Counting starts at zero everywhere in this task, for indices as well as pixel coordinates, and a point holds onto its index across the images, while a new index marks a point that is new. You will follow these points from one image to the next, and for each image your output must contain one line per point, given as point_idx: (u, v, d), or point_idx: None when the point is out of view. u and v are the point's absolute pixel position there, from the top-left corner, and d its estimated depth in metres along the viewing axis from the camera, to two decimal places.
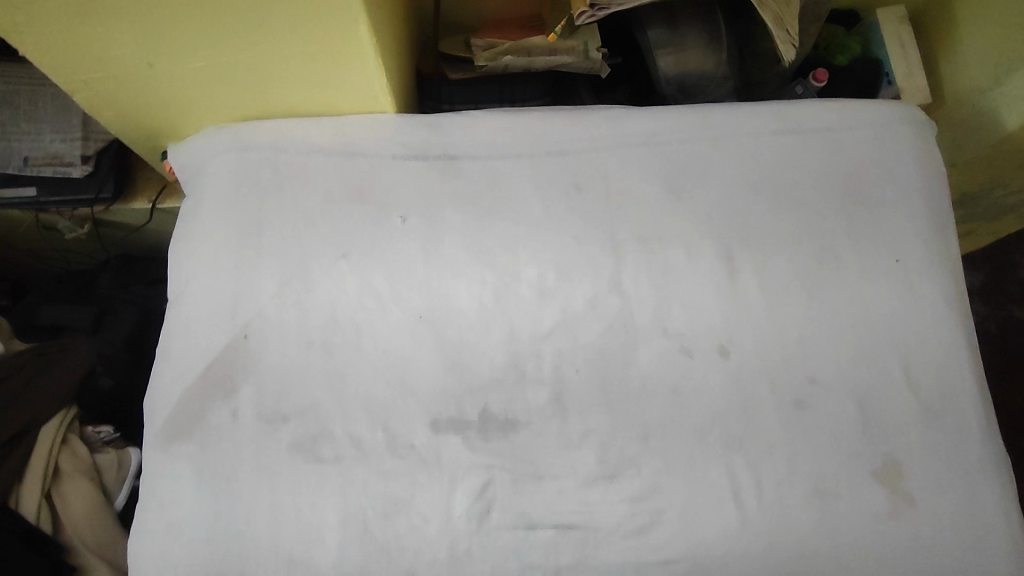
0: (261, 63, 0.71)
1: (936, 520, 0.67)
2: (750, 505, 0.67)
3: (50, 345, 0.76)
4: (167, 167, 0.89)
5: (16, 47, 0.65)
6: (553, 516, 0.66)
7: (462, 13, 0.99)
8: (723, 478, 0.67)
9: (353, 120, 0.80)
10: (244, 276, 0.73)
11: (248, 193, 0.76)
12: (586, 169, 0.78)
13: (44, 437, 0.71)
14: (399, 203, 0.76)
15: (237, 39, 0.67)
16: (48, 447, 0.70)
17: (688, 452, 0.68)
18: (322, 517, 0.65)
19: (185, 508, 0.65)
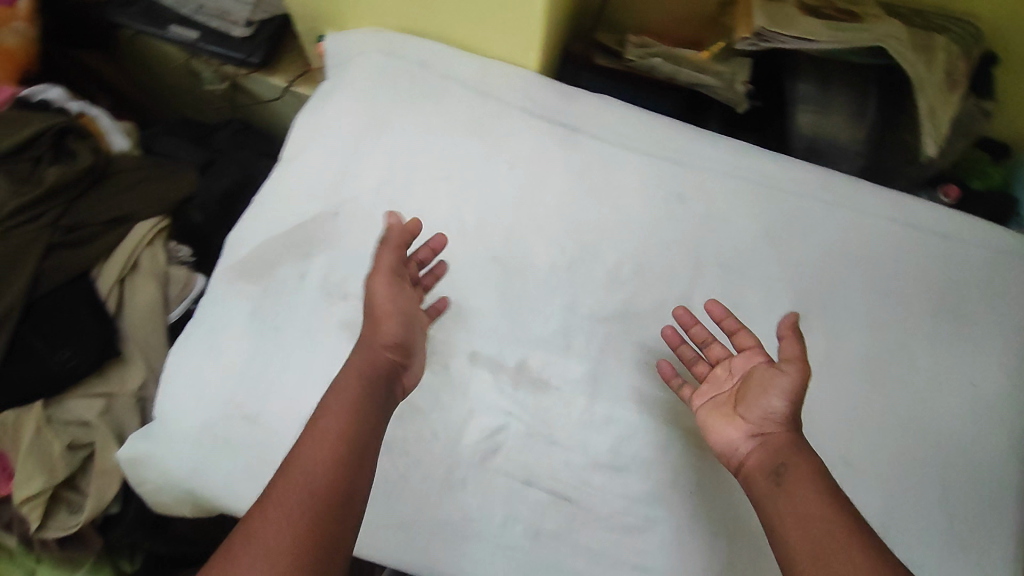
0: None
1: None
2: (743, 550, 0.65)
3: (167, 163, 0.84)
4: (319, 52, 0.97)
5: None
6: (551, 482, 0.66)
7: (627, 17, 1.01)
8: (727, 515, 0.66)
9: (497, 63, 0.83)
10: (354, 162, 0.78)
11: (383, 94, 0.81)
12: (694, 184, 0.79)
13: (137, 229, 0.78)
14: (513, 150, 0.79)
15: None
16: (139, 239, 0.77)
17: (701, 478, 0.67)
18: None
19: (231, 338, 0.69)
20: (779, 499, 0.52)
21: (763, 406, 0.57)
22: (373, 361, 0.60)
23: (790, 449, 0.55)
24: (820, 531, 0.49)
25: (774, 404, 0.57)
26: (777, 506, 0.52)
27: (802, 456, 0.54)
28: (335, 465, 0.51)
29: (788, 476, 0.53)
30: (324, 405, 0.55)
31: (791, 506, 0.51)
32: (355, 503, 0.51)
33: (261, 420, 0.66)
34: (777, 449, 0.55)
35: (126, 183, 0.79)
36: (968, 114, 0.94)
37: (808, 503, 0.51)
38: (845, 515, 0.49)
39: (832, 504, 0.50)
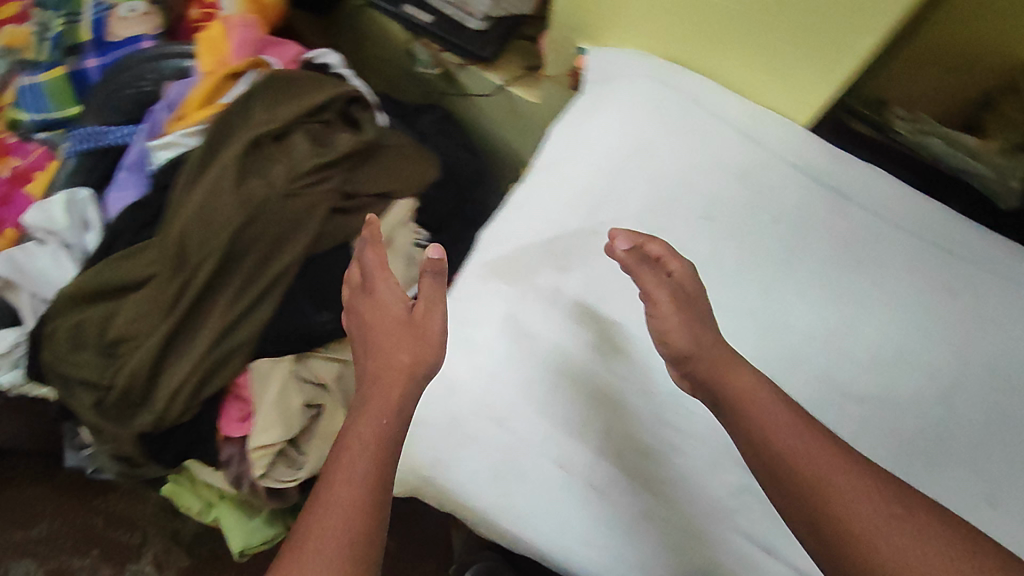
0: (742, 23, 0.75)
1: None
2: None
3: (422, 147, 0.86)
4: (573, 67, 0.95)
5: None
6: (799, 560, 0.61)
7: None
8: None
9: (769, 114, 0.80)
10: (617, 184, 0.77)
11: (651, 121, 0.80)
12: (971, 275, 0.74)
13: (396, 206, 0.80)
14: (780, 205, 0.76)
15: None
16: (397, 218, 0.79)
17: None
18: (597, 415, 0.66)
19: (481, 334, 0.70)
20: (738, 424, 0.55)
21: (651, 287, 0.62)
22: (386, 365, 0.57)
23: (726, 362, 0.58)
24: (769, 406, 0.54)
25: (663, 300, 0.61)
26: (743, 425, 0.55)
27: (739, 372, 0.57)
28: (375, 478, 0.50)
29: (708, 355, 0.58)
30: (352, 428, 0.54)
31: (799, 446, 0.51)
32: (380, 510, 0.49)
33: (508, 425, 0.67)
34: (666, 311, 0.61)
35: (388, 161, 0.82)
36: None
37: (773, 412, 0.54)
38: (780, 401, 0.55)
39: (801, 421, 0.54)
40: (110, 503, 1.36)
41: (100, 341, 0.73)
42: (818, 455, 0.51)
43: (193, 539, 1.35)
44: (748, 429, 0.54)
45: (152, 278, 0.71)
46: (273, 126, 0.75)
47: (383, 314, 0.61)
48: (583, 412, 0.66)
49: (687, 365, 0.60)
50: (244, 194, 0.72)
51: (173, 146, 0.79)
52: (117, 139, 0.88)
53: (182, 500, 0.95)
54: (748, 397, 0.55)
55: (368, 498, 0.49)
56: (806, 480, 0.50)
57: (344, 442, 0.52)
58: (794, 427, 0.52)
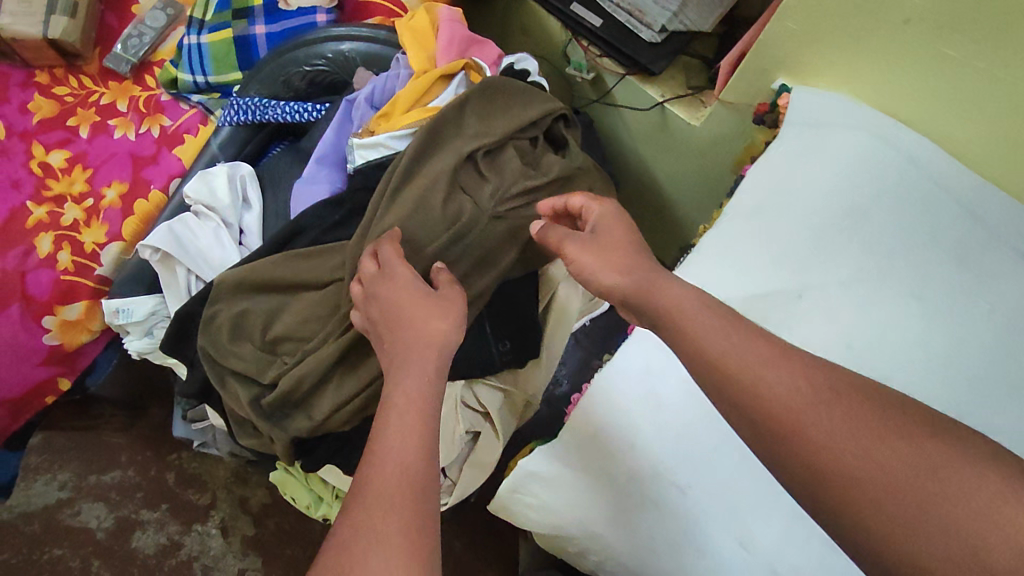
0: (988, 92, 0.73)
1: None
2: None
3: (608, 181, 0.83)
4: (762, 106, 0.90)
5: None
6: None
7: None
8: None
9: (994, 190, 0.76)
10: (823, 247, 0.73)
11: (865, 182, 0.75)
12: None
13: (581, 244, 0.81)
14: (1003, 293, 0.70)
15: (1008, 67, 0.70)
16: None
17: None
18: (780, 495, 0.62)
19: (671, 397, 0.68)
20: (814, 451, 0.41)
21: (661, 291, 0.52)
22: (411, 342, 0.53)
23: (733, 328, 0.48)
24: (789, 386, 0.43)
25: (672, 296, 0.51)
26: (796, 426, 0.42)
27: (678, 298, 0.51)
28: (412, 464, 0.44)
29: (697, 323, 0.48)
30: (383, 393, 0.50)
31: (815, 409, 0.42)
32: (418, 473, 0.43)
33: (689, 490, 0.64)
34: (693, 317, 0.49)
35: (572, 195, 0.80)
36: None
37: (851, 430, 0.41)
38: (828, 395, 0.43)
39: (792, 363, 0.45)
40: (183, 461, 1.24)
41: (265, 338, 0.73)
42: (873, 440, 0.41)
43: (261, 511, 1.22)
44: (839, 468, 0.40)
45: (333, 283, 0.72)
46: (482, 142, 0.75)
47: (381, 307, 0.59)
48: (771, 489, 0.63)
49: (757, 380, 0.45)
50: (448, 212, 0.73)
51: (375, 148, 0.77)
52: (277, 114, 0.86)
53: (290, 490, 0.93)
54: (824, 431, 0.41)
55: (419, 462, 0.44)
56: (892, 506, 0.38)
57: (388, 400, 0.47)
58: (861, 418, 0.42)
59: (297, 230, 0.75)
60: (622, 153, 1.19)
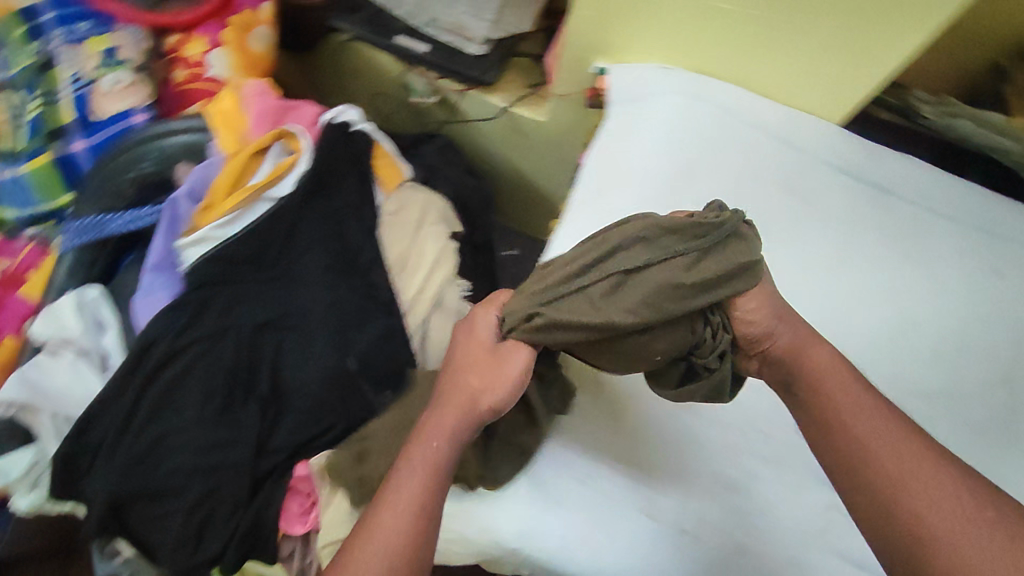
0: (771, 32, 0.78)
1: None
2: None
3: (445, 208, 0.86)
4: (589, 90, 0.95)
5: None
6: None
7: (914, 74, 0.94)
8: None
9: (805, 117, 0.82)
10: (664, 212, 0.76)
11: (689, 139, 0.79)
12: (1008, 257, 0.77)
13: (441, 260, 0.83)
14: (824, 209, 0.77)
15: (777, 12, 0.75)
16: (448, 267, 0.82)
17: None
18: (684, 450, 0.68)
19: (556, 390, 0.69)
20: (854, 442, 0.52)
21: (818, 358, 0.56)
22: (467, 410, 0.56)
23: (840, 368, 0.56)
24: (878, 433, 0.51)
25: (824, 356, 0.56)
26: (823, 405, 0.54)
27: (818, 350, 0.56)
28: (425, 497, 0.53)
29: (833, 383, 0.54)
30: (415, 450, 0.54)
31: (891, 443, 0.51)
32: (434, 508, 0.53)
33: (599, 479, 0.67)
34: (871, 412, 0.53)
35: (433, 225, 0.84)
36: None
37: (890, 440, 0.51)
38: (897, 435, 0.51)
39: (889, 412, 0.53)
40: None
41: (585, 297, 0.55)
42: (906, 457, 0.50)
43: None
44: (858, 450, 0.51)
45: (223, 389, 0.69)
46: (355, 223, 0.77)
47: (493, 354, 0.57)
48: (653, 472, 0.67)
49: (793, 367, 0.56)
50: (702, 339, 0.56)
51: (201, 242, 0.73)
52: (121, 225, 0.85)
53: None
54: (849, 413, 0.53)
55: (432, 501, 0.53)
56: (912, 509, 0.48)
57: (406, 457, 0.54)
58: (928, 461, 0.50)
59: (147, 343, 0.69)
60: (482, 158, 1.22)
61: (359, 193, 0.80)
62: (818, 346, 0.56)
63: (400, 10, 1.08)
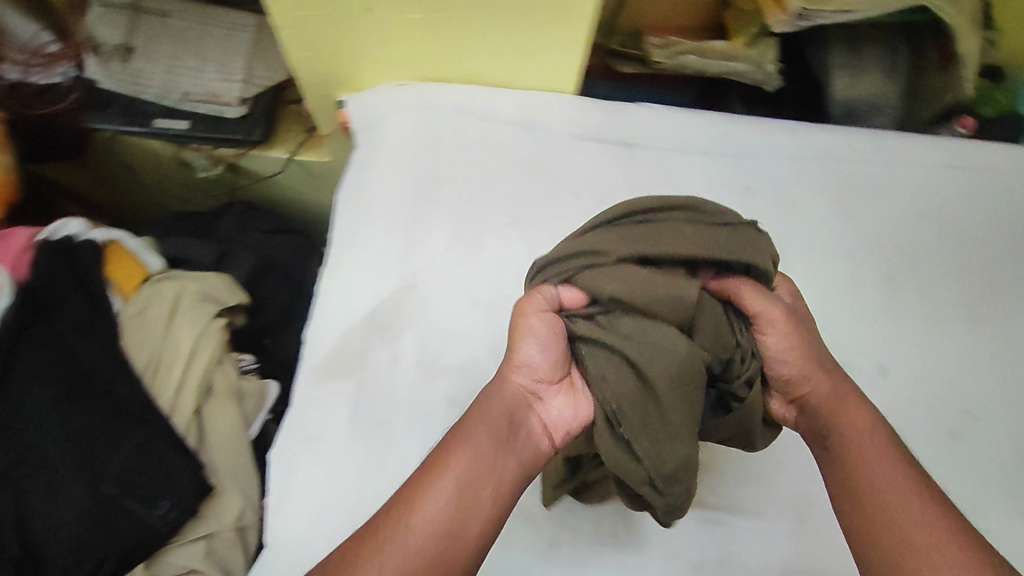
0: (473, 26, 0.73)
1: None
2: None
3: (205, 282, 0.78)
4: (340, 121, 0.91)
5: None
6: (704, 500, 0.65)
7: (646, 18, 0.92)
8: None
9: (538, 97, 0.80)
10: (417, 228, 0.74)
11: (428, 149, 0.77)
12: (755, 173, 0.79)
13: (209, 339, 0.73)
14: (574, 179, 0.77)
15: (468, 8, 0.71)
16: (213, 346, 0.72)
17: None
18: None
19: (339, 445, 0.65)
20: (845, 451, 0.53)
21: (854, 420, 0.54)
22: (505, 400, 0.52)
23: (843, 397, 0.55)
24: (882, 462, 0.52)
25: (856, 418, 0.54)
26: (842, 433, 0.54)
27: (858, 410, 0.55)
28: (455, 475, 0.48)
29: (847, 415, 0.54)
30: (462, 449, 0.49)
31: (886, 471, 0.51)
32: (479, 488, 0.48)
33: None
34: (868, 437, 0.53)
35: (192, 304, 0.74)
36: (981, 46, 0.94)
37: (884, 472, 0.51)
38: (887, 458, 0.52)
39: (896, 444, 0.53)
40: None
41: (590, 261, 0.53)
42: (908, 488, 0.51)
43: None
44: (851, 469, 0.52)
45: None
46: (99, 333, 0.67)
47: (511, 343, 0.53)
48: None
49: (802, 395, 0.56)
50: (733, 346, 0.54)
51: None
52: None
53: None
54: (857, 446, 0.53)
55: (473, 480, 0.49)
56: (886, 512, 0.50)
57: (449, 459, 0.49)
58: (912, 484, 0.51)
59: None
60: (289, 208, 1.20)
61: (84, 304, 0.68)
62: (852, 405, 0.55)
63: (148, 91, 1.01)
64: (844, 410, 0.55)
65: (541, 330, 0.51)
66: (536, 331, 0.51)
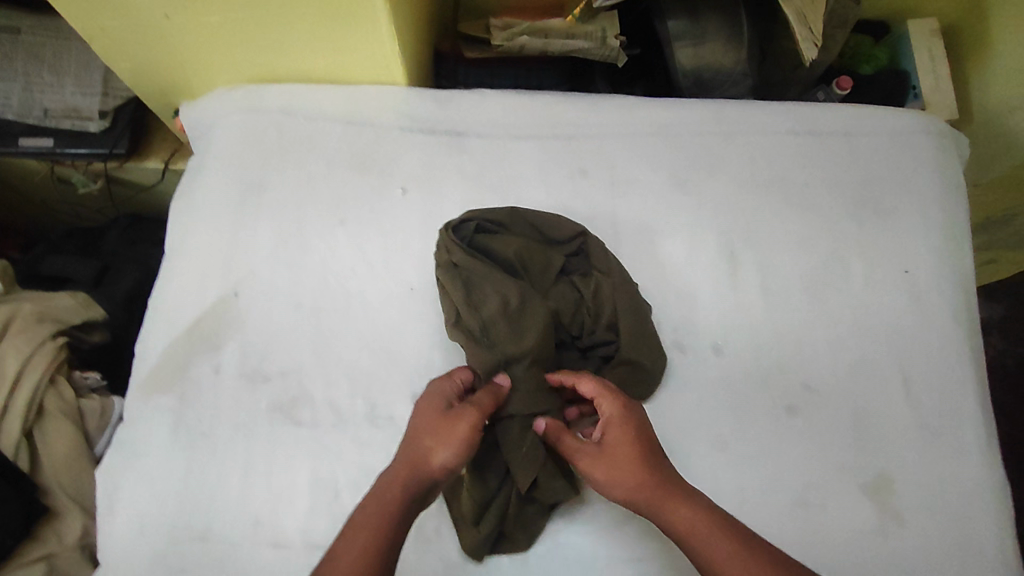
0: (277, 25, 0.71)
1: (911, 569, 0.63)
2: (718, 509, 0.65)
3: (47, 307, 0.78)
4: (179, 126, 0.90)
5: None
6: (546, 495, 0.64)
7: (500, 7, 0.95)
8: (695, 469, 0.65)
9: (364, 91, 0.79)
10: (241, 235, 0.73)
11: (253, 153, 0.76)
12: (590, 154, 0.77)
13: (40, 359, 0.72)
14: (402, 173, 0.76)
15: (263, 9, 0.69)
16: (44, 366, 0.72)
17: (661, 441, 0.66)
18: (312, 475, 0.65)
19: (157, 459, 0.65)
20: (694, 554, 0.51)
21: (680, 519, 0.52)
22: (423, 469, 0.54)
23: (669, 492, 0.53)
24: (708, 549, 0.50)
25: (687, 517, 0.52)
26: (678, 535, 0.52)
27: (683, 508, 0.52)
28: (368, 548, 0.49)
29: (663, 506, 0.53)
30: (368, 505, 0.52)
31: (727, 560, 0.49)
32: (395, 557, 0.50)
33: (212, 534, 0.63)
34: (704, 534, 0.51)
35: (26, 325, 0.74)
36: (839, 4, 0.90)
37: (724, 561, 0.49)
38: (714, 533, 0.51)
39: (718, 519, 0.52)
40: None
41: (466, 237, 0.68)
42: (746, 572, 0.49)
43: None
44: (701, 567, 0.50)
45: None
46: None
47: (447, 415, 0.57)
48: (278, 503, 0.64)
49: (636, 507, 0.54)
50: (579, 299, 0.67)
51: None
52: None
53: None
54: (699, 549, 0.50)
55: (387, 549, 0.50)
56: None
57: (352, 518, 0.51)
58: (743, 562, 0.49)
59: None
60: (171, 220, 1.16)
61: None
62: (676, 502, 0.52)
63: (8, 112, 0.99)
64: (669, 503, 0.53)
65: (480, 405, 0.58)
66: (482, 408, 0.58)
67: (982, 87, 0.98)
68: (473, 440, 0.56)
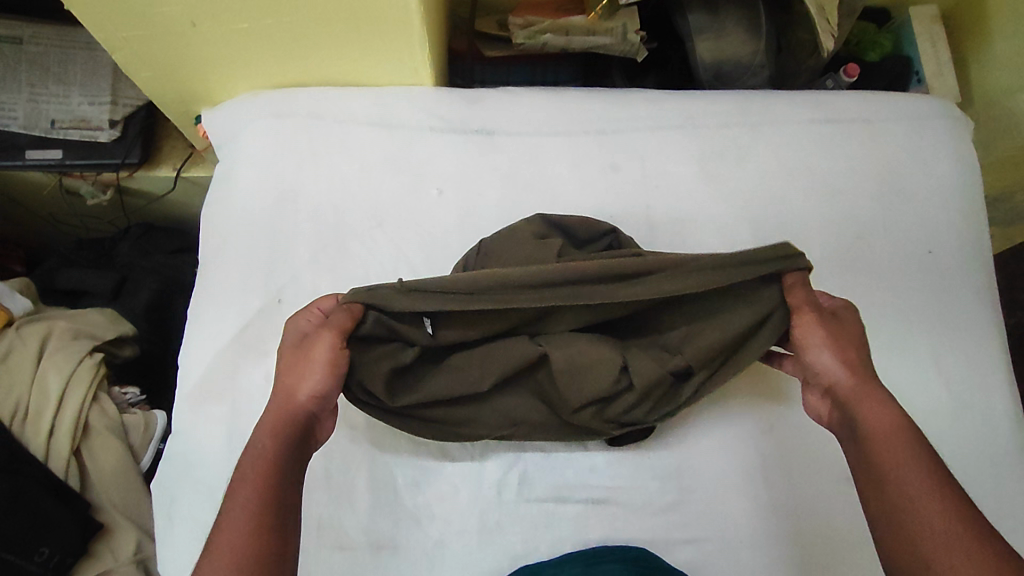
0: (308, 33, 0.71)
1: None
2: (765, 489, 0.68)
3: (79, 326, 0.78)
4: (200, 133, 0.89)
5: (74, 10, 0.67)
6: (599, 482, 0.67)
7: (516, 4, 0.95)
8: (741, 452, 0.69)
9: (391, 92, 0.79)
10: (280, 241, 0.73)
11: (286, 159, 0.76)
12: (621, 149, 0.78)
13: (82, 376, 0.73)
14: (436, 174, 0.76)
15: (297, 17, 0.68)
16: (86, 385, 0.72)
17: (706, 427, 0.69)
18: (370, 476, 0.66)
19: (214, 469, 0.65)
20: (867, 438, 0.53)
21: (874, 412, 0.53)
22: (290, 408, 0.55)
23: (870, 393, 0.55)
24: (905, 455, 0.51)
25: (879, 414, 0.53)
26: (866, 428, 0.53)
27: (883, 405, 0.54)
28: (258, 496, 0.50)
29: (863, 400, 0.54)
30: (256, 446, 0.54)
31: (905, 467, 0.50)
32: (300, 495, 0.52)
33: None
34: (895, 434, 0.52)
35: (61, 343, 0.74)
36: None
37: (908, 462, 0.50)
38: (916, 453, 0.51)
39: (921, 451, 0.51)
40: None
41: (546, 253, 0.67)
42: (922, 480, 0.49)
43: None
44: (873, 451, 0.52)
45: None
46: None
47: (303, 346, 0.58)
48: (342, 505, 0.64)
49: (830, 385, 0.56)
50: None
51: None
52: None
53: None
54: (884, 439, 0.52)
55: (284, 484, 0.51)
56: (904, 503, 0.49)
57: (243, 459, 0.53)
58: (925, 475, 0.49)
59: None
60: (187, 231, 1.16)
61: None
62: (874, 395, 0.54)
63: (13, 124, 0.96)
64: (864, 398, 0.54)
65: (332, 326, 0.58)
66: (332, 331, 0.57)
67: (981, 71, 1.02)
68: (341, 361, 0.58)
